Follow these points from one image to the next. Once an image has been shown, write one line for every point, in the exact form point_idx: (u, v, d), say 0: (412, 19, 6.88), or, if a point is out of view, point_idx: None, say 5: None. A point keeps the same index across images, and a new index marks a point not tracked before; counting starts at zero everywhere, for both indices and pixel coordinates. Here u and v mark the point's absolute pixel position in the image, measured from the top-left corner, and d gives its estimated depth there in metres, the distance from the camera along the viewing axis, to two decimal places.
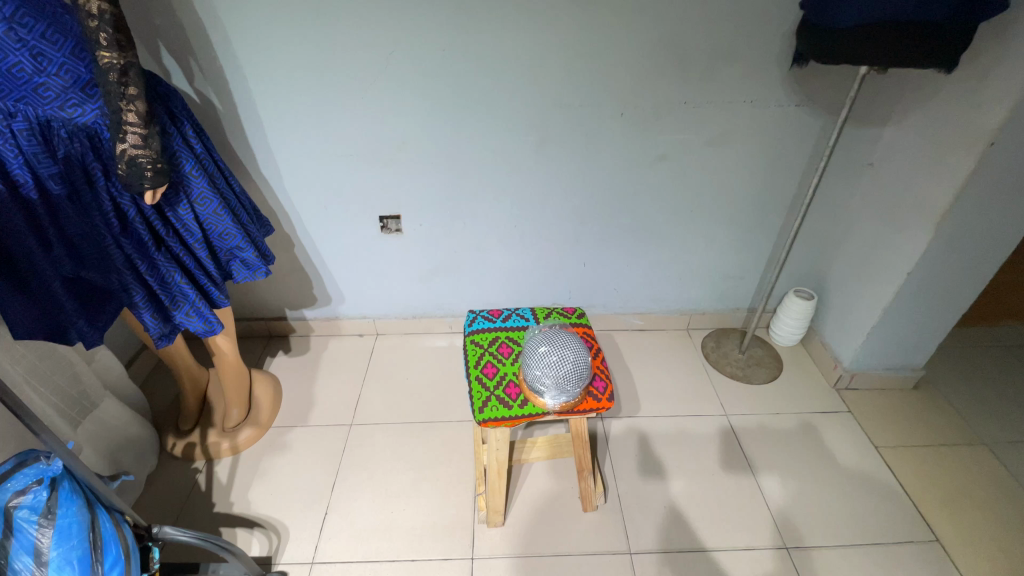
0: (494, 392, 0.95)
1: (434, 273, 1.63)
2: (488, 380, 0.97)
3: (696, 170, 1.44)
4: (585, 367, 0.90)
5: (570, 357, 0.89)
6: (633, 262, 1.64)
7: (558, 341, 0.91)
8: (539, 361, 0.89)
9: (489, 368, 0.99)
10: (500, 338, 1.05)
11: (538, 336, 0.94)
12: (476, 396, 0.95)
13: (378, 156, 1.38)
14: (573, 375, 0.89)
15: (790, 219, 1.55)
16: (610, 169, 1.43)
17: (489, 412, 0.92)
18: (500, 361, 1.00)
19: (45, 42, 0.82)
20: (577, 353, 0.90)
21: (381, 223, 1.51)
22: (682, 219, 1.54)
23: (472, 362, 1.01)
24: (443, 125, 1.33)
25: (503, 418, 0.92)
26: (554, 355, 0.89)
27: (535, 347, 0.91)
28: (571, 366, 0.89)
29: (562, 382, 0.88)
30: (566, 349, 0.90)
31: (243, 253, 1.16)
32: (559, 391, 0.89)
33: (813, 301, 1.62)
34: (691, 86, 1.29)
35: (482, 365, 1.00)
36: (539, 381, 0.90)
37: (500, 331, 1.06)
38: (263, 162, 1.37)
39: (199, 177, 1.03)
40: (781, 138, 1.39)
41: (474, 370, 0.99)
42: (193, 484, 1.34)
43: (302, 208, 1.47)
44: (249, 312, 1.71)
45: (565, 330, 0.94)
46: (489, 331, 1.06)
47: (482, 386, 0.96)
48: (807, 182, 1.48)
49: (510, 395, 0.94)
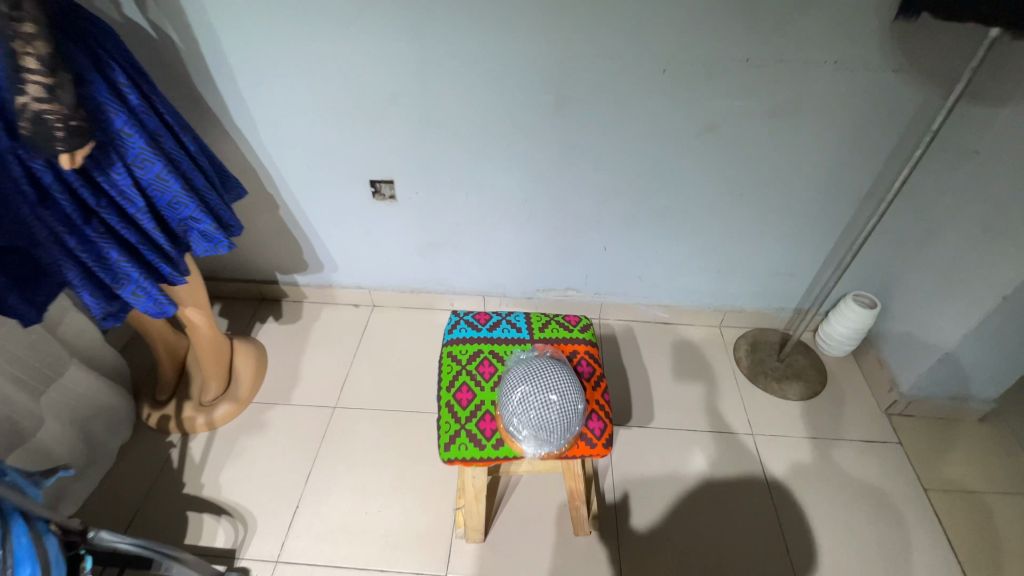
0: (466, 425, 0.79)
1: (434, 246, 1.45)
2: (460, 409, 0.80)
3: (750, 147, 1.17)
4: (576, 414, 0.74)
5: (556, 404, 0.73)
6: (664, 249, 1.41)
7: (543, 382, 0.75)
8: (517, 406, 0.74)
9: (464, 393, 0.83)
10: (483, 352, 0.88)
11: (520, 371, 0.78)
12: (443, 427, 0.79)
13: (367, 112, 1.17)
14: (560, 426, 0.73)
15: (862, 212, 1.28)
16: (644, 141, 1.18)
17: (457, 451, 0.76)
18: (478, 385, 0.83)
19: None
20: (567, 397, 0.74)
21: (373, 187, 1.32)
22: (727, 204, 1.29)
23: (445, 382, 0.84)
24: (440, 77, 1.10)
25: (473, 460, 0.76)
26: (535, 401, 0.73)
27: (514, 386, 0.76)
28: (557, 416, 0.73)
29: (544, 435, 0.73)
30: (552, 393, 0.74)
31: (199, 224, 1.01)
32: (542, 445, 0.74)
33: (868, 312, 1.36)
34: (756, 40, 1.00)
35: (456, 388, 0.83)
36: (517, 431, 0.75)
37: (484, 343, 0.89)
38: (239, 114, 1.19)
39: (135, 135, 0.87)
40: (866, 112, 1.10)
41: (446, 393, 0.83)
42: (165, 460, 1.28)
43: (286, 167, 1.30)
44: (238, 275, 1.59)
45: (555, 364, 0.78)
46: (471, 343, 0.89)
47: (453, 415, 0.80)
48: (891, 170, 1.19)
49: (484, 432, 0.78)
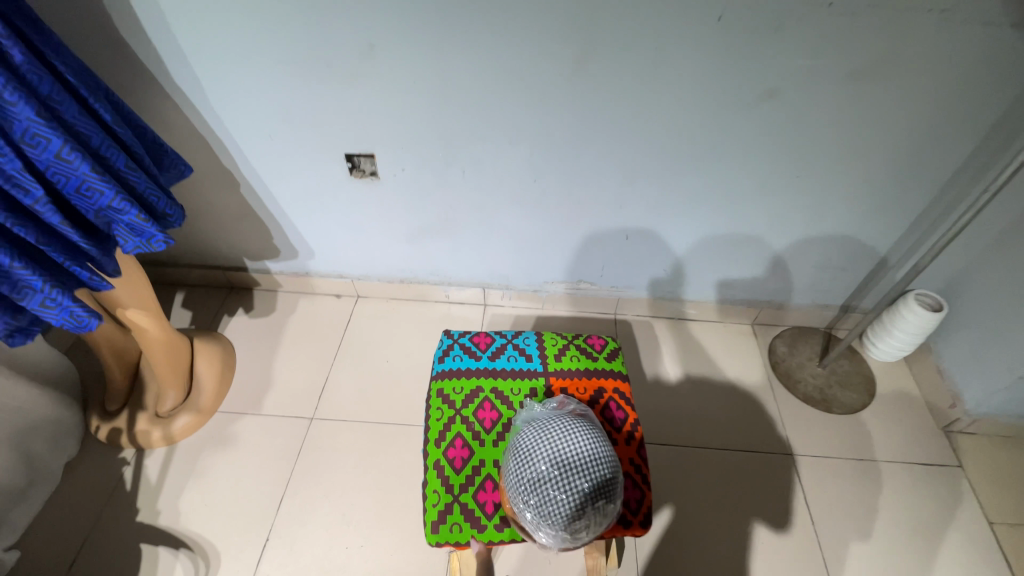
0: (459, 498, 0.82)
1: (426, 232, 1.24)
2: (453, 476, 0.84)
3: (815, 120, 0.95)
4: (610, 503, 0.70)
5: (591, 493, 0.69)
6: (695, 240, 1.21)
7: (575, 461, 0.70)
8: (540, 489, 0.69)
9: (457, 450, 0.86)
10: (483, 394, 0.93)
11: (544, 441, 0.73)
12: (433, 500, 0.82)
13: (338, 70, 0.93)
14: (590, 518, 0.68)
15: (939, 200, 1.06)
16: (683, 111, 0.95)
17: (446, 535, 0.80)
18: (475, 443, 0.87)
19: None
20: (602, 482, 0.70)
21: (351, 162, 1.10)
22: (778, 188, 1.07)
23: (442, 439, 0.88)
24: (429, 25, 0.86)
25: (467, 542, 0.80)
26: (564, 487, 0.68)
27: (537, 461, 0.71)
28: (588, 507, 0.68)
29: (569, 527, 0.67)
30: (585, 476, 0.69)
31: (124, 216, 0.80)
32: (565, 539, 0.68)
33: (910, 308, 1.18)
34: None
35: (450, 444, 0.87)
36: (534, 519, 0.69)
37: (484, 380, 0.95)
38: (181, 72, 0.96)
39: (19, 102, 0.65)
40: (970, 76, 0.87)
41: (439, 450, 0.87)
42: (118, 480, 1.12)
43: (246, 139, 1.07)
44: (201, 261, 1.38)
45: (588, 435, 0.74)
46: (472, 377, 0.95)
47: (445, 484, 0.83)
48: (986, 149, 0.97)
49: (480, 510, 0.81)
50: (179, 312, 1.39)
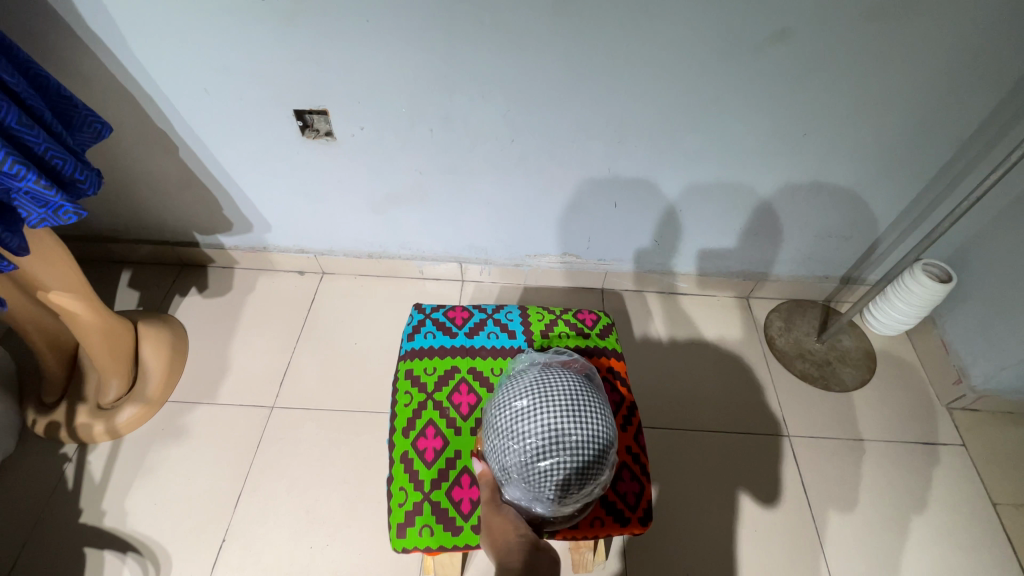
0: (430, 496, 0.74)
1: (393, 201, 1.13)
2: (424, 471, 0.76)
3: (829, 68, 0.84)
4: (583, 486, 0.64)
5: (561, 476, 0.62)
6: (690, 207, 1.11)
7: (563, 402, 0.65)
8: (516, 427, 0.65)
9: (429, 440, 0.78)
10: (459, 374, 0.84)
11: (537, 400, 0.66)
12: (400, 499, 0.74)
13: (279, 10, 0.79)
14: (567, 468, 0.62)
15: (955, 161, 0.97)
16: (681, 58, 0.83)
17: (413, 539, 0.72)
18: (448, 432, 0.79)
19: None
20: (590, 432, 0.64)
21: (303, 121, 0.97)
22: (782, 148, 0.97)
23: (411, 427, 0.79)
24: None
25: (440, 547, 0.72)
26: (545, 425, 0.64)
27: (521, 395, 0.67)
28: (566, 452, 0.63)
29: (541, 470, 0.63)
30: (572, 420, 0.64)
31: (20, 183, 0.67)
32: (533, 484, 0.63)
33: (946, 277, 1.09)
34: None
35: (420, 434, 0.79)
36: (504, 457, 0.65)
37: (460, 359, 0.86)
38: (92, 15, 0.81)
39: None
40: (1005, 14, 0.76)
41: (407, 441, 0.78)
42: (58, 478, 1.01)
43: (181, 95, 0.93)
44: (147, 236, 1.26)
45: (585, 390, 0.68)
46: (446, 357, 0.86)
47: (414, 480, 0.75)
48: (1014, 102, 0.87)
49: (454, 510, 0.74)
50: (125, 292, 1.26)
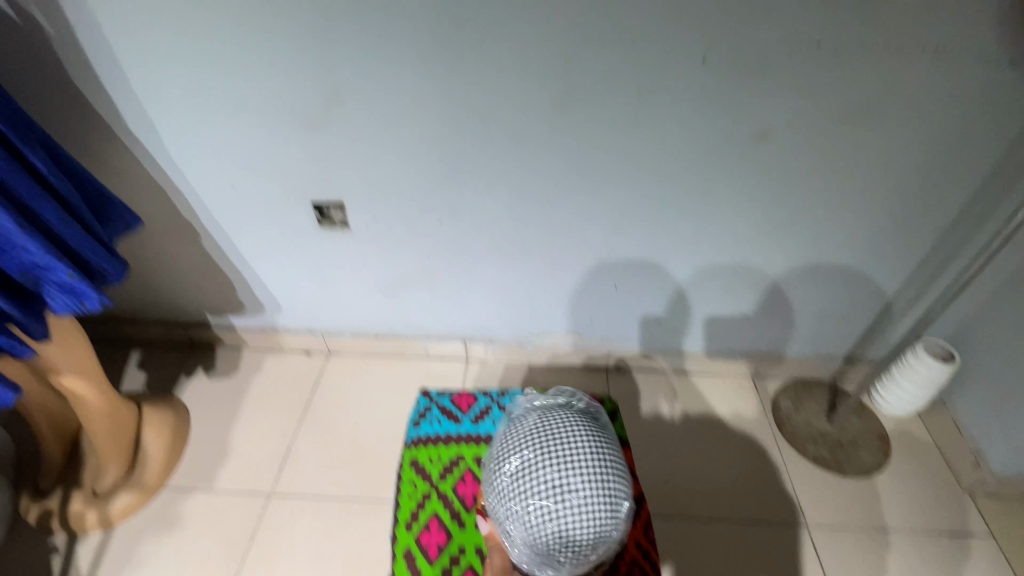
0: None
1: (401, 283, 1.17)
2: (424, 566, 0.95)
3: (810, 162, 0.90)
4: (590, 544, 0.64)
5: (566, 537, 0.63)
6: (691, 288, 1.13)
7: (565, 461, 0.65)
8: (519, 488, 0.65)
9: (428, 537, 0.98)
10: (460, 463, 1.08)
11: (538, 459, 0.66)
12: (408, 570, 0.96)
13: (307, 116, 0.88)
14: (571, 522, 0.62)
15: (942, 245, 1.01)
16: (673, 155, 0.90)
17: None
18: (444, 535, 0.98)
19: None
20: (593, 482, 0.64)
21: (321, 212, 1.03)
22: (775, 232, 1.01)
23: (415, 522, 1.00)
24: (402, 67, 0.81)
25: None
26: (545, 485, 0.64)
27: (522, 454, 0.67)
28: (567, 506, 0.63)
29: (544, 532, 0.63)
30: (575, 478, 0.64)
31: (52, 273, 0.71)
32: (539, 545, 0.64)
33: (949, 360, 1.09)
34: (832, 16, 0.74)
35: (422, 528, 0.99)
36: (509, 518, 0.66)
37: (462, 444, 1.11)
38: (139, 121, 0.91)
39: None
40: (967, 116, 0.83)
41: (410, 536, 0.99)
42: (44, 571, 0.96)
43: (208, 188, 1.00)
44: (161, 317, 1.29)
45: (587, 443, 0.67)
46: (450, 443, 1.12)
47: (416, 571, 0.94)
48: (989, 192, 0.92)
49: None
50: (132, 373, 1.27)
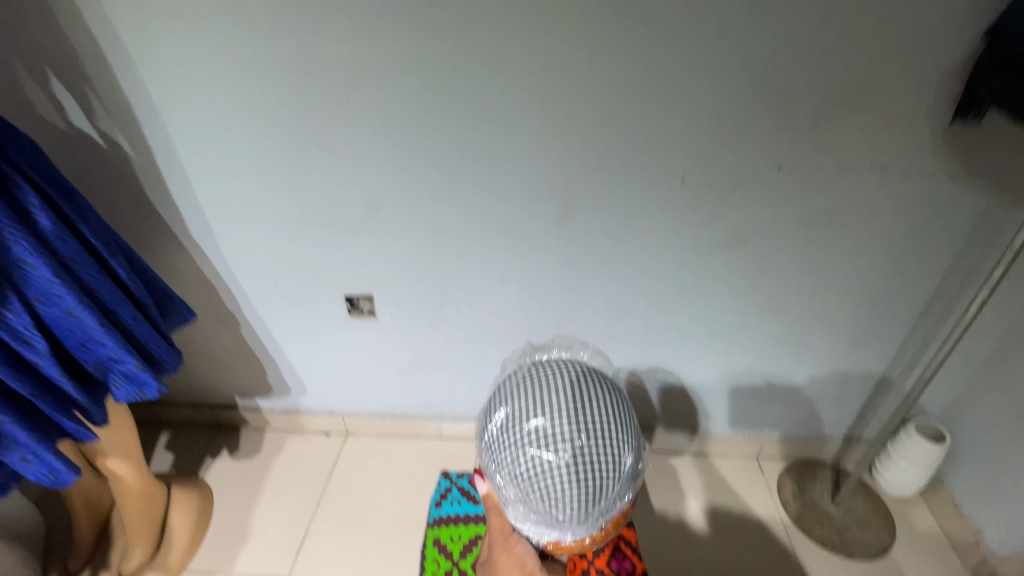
0: None
1: (419, 367, 1.26)
2: None
3: (784, 260, 1.02)
4: (586, 499, 0.61)
5: (558, 492, 0.60)
6: (689, 371, 1.21)
7: (552, 408, 0.63)
8: (506, 444, 0.64)
9: None
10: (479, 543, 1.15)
11: (523, 410, 0.64)
12: None
13: (343, 223, 1.02)
14: (565, 468, 0.60)
15: (917, 331, 1.10)
16: (663, 255, 1.02)
17: None
18: None
19: None
20: (580, 431, 0.62)
21: (349, 303, 1.15)
22: (762, 320, 1.11)
23: None
24: (426, 185, 0.96)
25: None
26: (531, 438, 0.62)
27: (507, 407, 0.65)
28: (561, 450, 0.60)
29: (535, 489, 0.61)
30: (562, 428, 0.61)
31: (122, 364, 0.81)
32: (531, 502, 0.62)
33: (942, 444, 1.14)
34: (787, 145, 0.88)
35: None
36: (501, 475, 0.65)
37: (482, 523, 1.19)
38: (199, 228, 1.05)
39: (39, 265, 0.70)
40: (917, 222, 0.95)
41: None
42: None
43: (251, 283, 1.13)
44: (193, 400, 1.37)
45: (572, 391, 0.65)
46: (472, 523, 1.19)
47: None
48: (950, 284, 1.02)
49: None
50: (161, 455, 1.34)
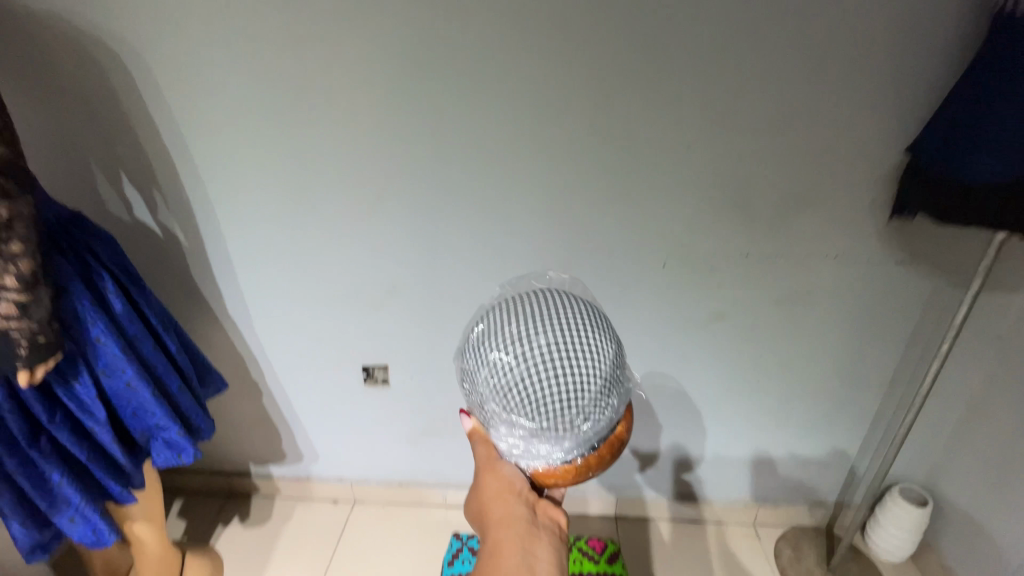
0: None
1: (427, 434, 1.33)
2: None
3: (762, 333, 1.13)
4: (574, 402, 0.54)
5: (541, 394, 0.54)
6: (681, 436, 1.29)
7: (529, 311, 0.58)
8: (481, 354, 0.57)
9: None
10: None
11: (499, 317, 0.58)
12: None
13: (365, 301, 1.14)
14: (546, 367, 0.54)
15: (890, 399, 1.19)
16: (652, 329, 1.13)
17: None
18: None
19: None
20: (562, 330, 0.56)
21: (366, 372, 1.24)
22: (746, 389, 1.21)
23: None
24: (441, 268, 1.09)
25: None
26: (508, 341, 0.56)
27: (483, 321, 0.60)
28: (545, 341, 0.55)
29: (517, 394, 0.54)
30: (540, 328, 0.56)
31: (166, 431, 0.90)
32: (514, 414, 0.55)
33: (926, 510, 1.19)
34: (754, 235, 1.02)
35: None
36: (481, 392, 0.58)
37: None
38: (235, 304, 1.17)
39: (110, 344, 0.80)
40: (875, 301, 1.08)
41: None
42: None
43: (276, 354, 1.23)
44: (207, 467, 1.43)
45: (551, 298, 0.60)
46: None
47: None
48: (914, 356, 1.13)
49: None
50: (173, 522, 1.37)
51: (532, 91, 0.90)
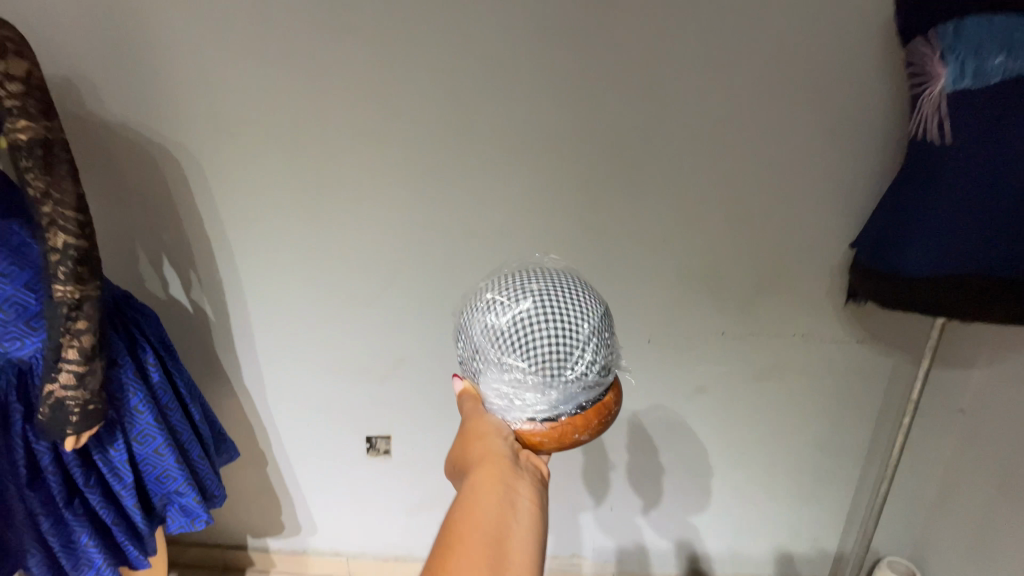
0: None
1: (425, 506, 1.36)
2: None
3: (741, 407, 1.22)
4: (562, 344, 0.60)
5: (533, 334, 0.60)
6: (672, 507, 1.34)
7: (526, 274, 0.66)
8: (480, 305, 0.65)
9: None
10: None
11: (500, 278, 0.66)
12: None
13: (373, 373, 1.23)
14: (539, 313, 0.61)
15: (868, 472, 1.25)
16: (640, 402, 1.22)
17: None
18: None
19: (25, 290, 0.79)
20: (554, 286, 0.63)
21: (369, 442, 1.30)
22: (731, 461, 1.27)
23: None
24: (445, 344, 1.19)
25: None
26: (506, 291, 0.63)
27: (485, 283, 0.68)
28: (542, 301, 0.61)
29: (511, 335, 0.61)
30: (535, 283, 0.64)
31: (182, 497, 0.96)
32: (508, 356, 0.61)
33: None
34: (727, 317, 1.14)
35: None
36: (477, 339, 0.64)
37: None
38: (250, 376, 1.25)
39: (145, 411, 0.89)
40: (842, 378, 1.18)
41: None
42: None
43: (284, 423, 1.30)
44: (205, 539, 1.44)
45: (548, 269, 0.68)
46: None
47: None
48: (884, 430, 1.21)
49: None
50: None
51: (529, 192, 1.05)
